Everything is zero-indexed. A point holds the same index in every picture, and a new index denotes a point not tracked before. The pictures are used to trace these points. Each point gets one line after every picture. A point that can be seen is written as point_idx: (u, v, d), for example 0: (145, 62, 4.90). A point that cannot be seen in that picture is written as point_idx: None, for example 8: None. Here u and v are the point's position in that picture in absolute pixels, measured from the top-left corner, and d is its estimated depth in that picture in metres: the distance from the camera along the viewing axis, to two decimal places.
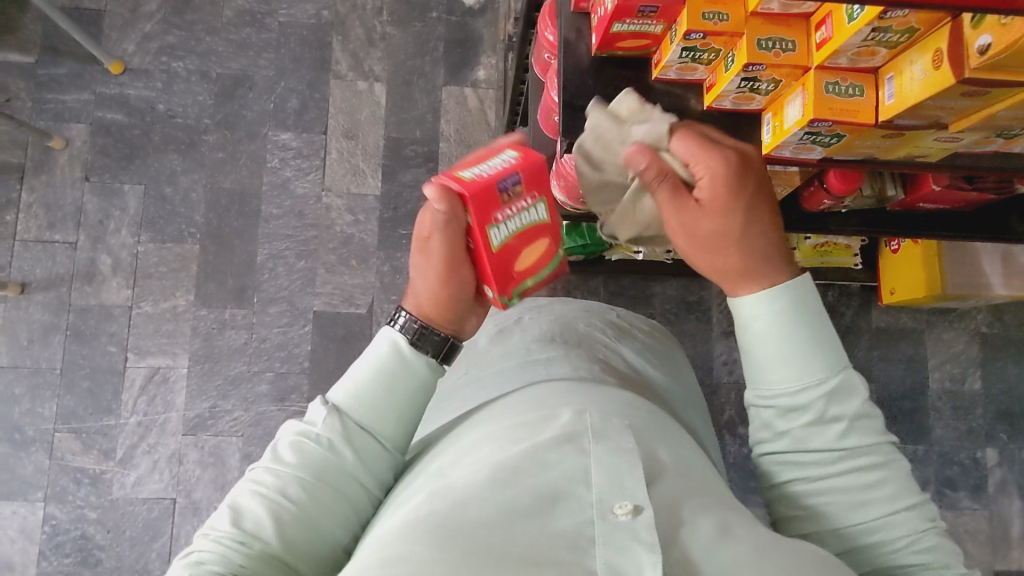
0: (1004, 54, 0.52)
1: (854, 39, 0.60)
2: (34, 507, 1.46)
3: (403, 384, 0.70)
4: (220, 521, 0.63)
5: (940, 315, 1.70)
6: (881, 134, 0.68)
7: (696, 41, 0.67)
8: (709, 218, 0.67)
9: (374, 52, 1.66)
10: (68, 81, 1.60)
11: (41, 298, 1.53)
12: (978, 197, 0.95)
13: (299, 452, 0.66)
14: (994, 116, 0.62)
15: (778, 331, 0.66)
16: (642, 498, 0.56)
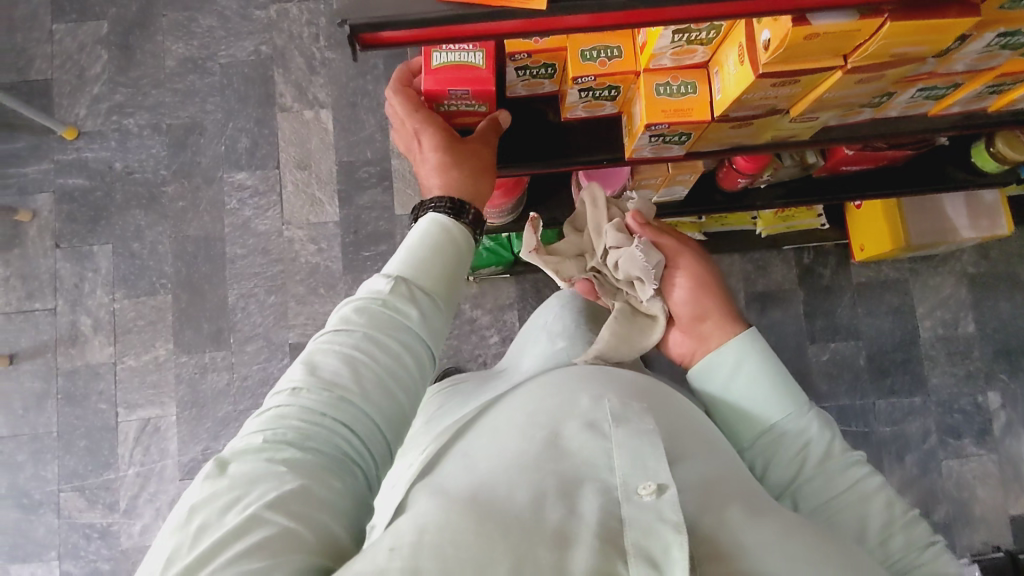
0: (784, 49, 0.52)
1: (662, 43, 0.62)
2: (51, 566, 1.53)
3: (451, 250, 0.72)
4: (294, 374, 0.62)
5: (923, 261, 1.64)
6: (730, 128, 0.70)
7: (523, 60, 0.70)
8: (693, 294, 0.92)
9: (317, 80, 1.67)
10: (28, 154, 1.65)
11: (31, 366, 1.59)
12: (897, 154, 0.94)
13: (370, 313, 0.66)
14: (824, 99, 0.61)
15: (755, 364, 0.86)
16: (665, 477, 0.57)
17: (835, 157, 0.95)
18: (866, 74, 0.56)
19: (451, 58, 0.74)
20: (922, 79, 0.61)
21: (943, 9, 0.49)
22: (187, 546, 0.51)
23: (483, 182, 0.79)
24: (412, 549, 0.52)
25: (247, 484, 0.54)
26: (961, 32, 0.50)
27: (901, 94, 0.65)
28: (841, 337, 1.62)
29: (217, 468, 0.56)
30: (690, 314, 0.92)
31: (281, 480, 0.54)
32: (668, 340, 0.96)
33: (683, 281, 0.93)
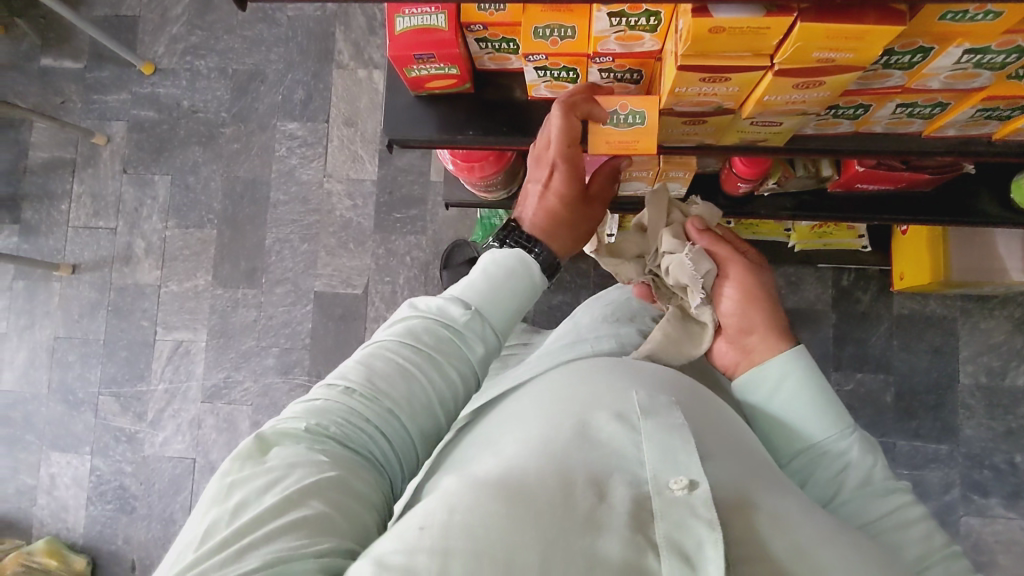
0: (692, 45, 0.56)
1: (601, 25, 0.65)
2: (83, 459, 1.69)
3: (528, 289, 0.71)
4: (347, 372, 0.62)
5: (977, 302, 1.51)
6: (683, 123, 0.73)
7: (481, 31, 0.74)
8: (738, 305, 0.84)
9: (375, 40, 1.71)
10: (109, 83, 1.78)
11: (88, 277, 1.75)
12: (915, 176, 0.90)
13: (436, 335, 0.64)
14: (767, 102, 0.64)
15: (799, 379, 0.79)
16: (697, 473, 0.55)
17: (847, 171, 0.91)
18: (800, 79, 0.58)
19: (416, 23, 0.72)
20: (898, 93, 0.64)
21: (860, 14, 0.51)
22: (224, 520, 0.51)
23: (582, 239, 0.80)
24: (442, 528, 0.50)
25: (285, 470, 0.54)
26: (881, 41, 0.52)
27: (880, 108, 0.68)
28: (869, 369, 1.53)
29: (257, 446, 0.55)
30: (736, 327, 0.84)
31: (318, 469, 0.54)
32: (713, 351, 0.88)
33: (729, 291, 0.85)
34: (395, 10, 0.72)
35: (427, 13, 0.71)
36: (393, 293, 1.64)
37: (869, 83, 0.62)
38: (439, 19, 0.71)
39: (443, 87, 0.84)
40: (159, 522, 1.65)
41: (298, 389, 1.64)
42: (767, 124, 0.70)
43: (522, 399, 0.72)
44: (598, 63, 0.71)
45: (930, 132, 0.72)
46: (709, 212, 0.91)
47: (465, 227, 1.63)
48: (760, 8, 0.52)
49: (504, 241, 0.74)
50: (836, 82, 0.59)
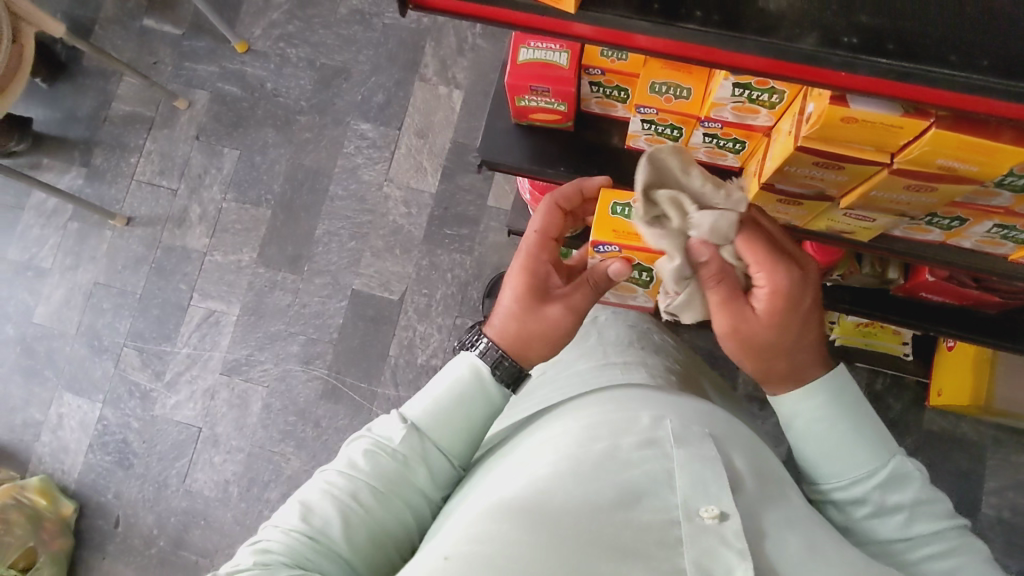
0: (819, 126, 0.57)
1: (722, 92, 0.66)
2: (93, 405, 1.71)
3: (481, 405, 0.73)
4: (290, 514, 0.66)
5: (1012, 434, 1.45)
6: (779, 200, 0.75)
7: (598, 75, 0.77)
8: (766, 329, 0.71)
9: (461, 61, 1.75)
10: (203, 53, 1.85)
11: (140, 232, 1.79)
12: (983, 299, 0.93)
13: (376, 459, 0.69)
14: (870, 195, 0.65)
15: (815, 424, 0.74)
16: (729, 505, 0.55)
17: (916, 279, 0.95)
18: (913, 181, 0.59)
19: (539, 57, 0.76)
20: (999, 213, 0.64)
21: (995, 130, 0.52)
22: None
23: (541, 344, 0.76)
24: (465, 561, 0.53)
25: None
26: (1012, 160, 0.53)
27: (976, 224, 0.68)
28: None
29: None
30: (751, 367, 0.74)
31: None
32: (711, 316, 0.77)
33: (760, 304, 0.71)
34: (520, 41, 0.76)
35: (550, 49, 0.75)
36: (427, 305, 1.65)
37: (976, 199, 0.63)
38: (558, 57, 0.75)
39: (543, 120, 0.87)
40: (152, 484, 1.65)
41: (315, 381, 1.65)
42: (859, 217, 0.72)
43: (555, 415, 0.72)
44: (705, 126, 0.74)
45: (1018, 258, 0.72)
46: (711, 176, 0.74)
47: (511, 256, 1.65)
48: (898, 107, 0.54)
49: (475, 343, 0.75)
50: (947, 190, 0.59)
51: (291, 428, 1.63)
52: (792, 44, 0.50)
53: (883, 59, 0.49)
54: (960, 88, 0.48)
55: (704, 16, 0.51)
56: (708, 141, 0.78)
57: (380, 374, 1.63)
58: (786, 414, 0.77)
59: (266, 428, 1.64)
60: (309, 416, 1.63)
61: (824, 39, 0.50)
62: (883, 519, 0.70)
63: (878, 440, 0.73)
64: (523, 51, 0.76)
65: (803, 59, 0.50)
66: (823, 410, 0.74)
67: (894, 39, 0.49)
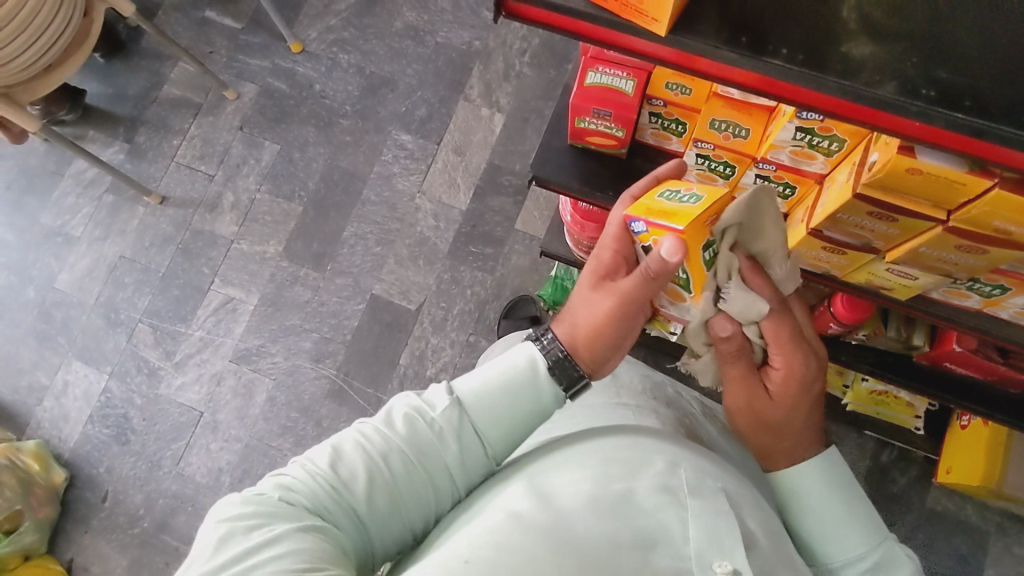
0: (882, 174, 0.58)
1: (784, 135, 0.68)
2: (101, 376, 1.72)
3: (526, 394, 0.71)
4: (325, 452, 0.68)
5: (1016, 523, 1.43)
6: (823, 247, 0.76)
7: (659, 106, 0.80)
8: (776, 408, 0.75)
9: (506, 87, 1.79)
10: (257, 48, 1.90)
11: (171, 212, 1.82)
12: (1008, 374, 0.95)
13: (416, 424, 0.70)
14: (919, 252, 0.66)
15: (809, 501, 0.74)
16: (742, 563, 0.57)
17: (941, 347, 0.97)
18: (965, 241, 0.61)
19: (605, 82, 0.77)
20: None
21: None
22: (209, 550, 0.58)
23: (593, 338, 0.73)
24: (487, 567, 0.55)
25: (260, 521, 0.60)
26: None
27: (1016, 295, 0.70)
28: None
29: (237, 500, 0.63)
30: (753, 440, 0.77)
31: (288, 520, 0.61)
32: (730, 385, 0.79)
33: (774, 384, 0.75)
34: (589, 65, 0.78)
35: (618, 72, 0.77)
36: (443, 319, 1.66)
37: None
38: (626, 82, 0.77)
39: (593, 141, 0.89)
40: (145, 462, 1.64)
41: (322, 380, 1.65)
42: (901, 274, 0.73)
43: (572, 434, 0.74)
44: (759, 167, 0.77)
45: None
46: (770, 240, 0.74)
47: (532, 280, 1.66)
48: (964, 164, 0.55)
49: (539, 336, 0.75)
50: (999, 254, 0.61)
51: (292, 424, 1.63)
52: (870, 89, 0.51)
53: (958, 114, 0.50)
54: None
55: (789, 54, 0.53)
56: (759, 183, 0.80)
57: (387, 381, 1.63)
58: (781, 492, 0.76)
59: (267, 420, 1.64)
60: (312, 414, 1.63)
61: (903, 88, 0.51)
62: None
63: (873, 524, 0.72)
64: (592, 71, 0.78)
65: (879, 105, 0.51)
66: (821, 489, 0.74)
67: (972, 96, 0.50)
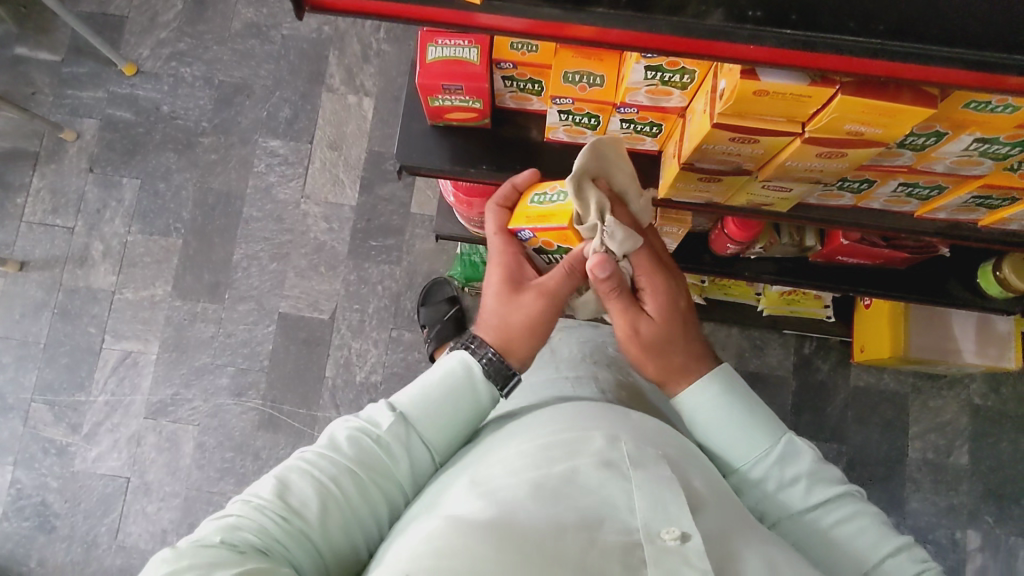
0: (733, 102, 0.58)
1: (636, 76, 0.66)
2: (4, 469, 1.57)
3: (469, 402, 0.74)
4: (262, 490, 0.64)
5: (927, 380, 1.55)
6: (699, 179, 0.76)
7: (510, 69, 0.76)
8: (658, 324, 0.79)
9: (368, 69, 1.71)
10: (86, 79, 1.73)
11: (36, 277, 1.66)
12: (894, 255, 1.01)
13: (361, 446, 0.68)
14: (786, 166, 0.67)
15: (712, 405, 0.77)
16: (689, 525, 0.56)
17: (831, 244, 1.02)
18: (825, 149, 0.61)
19: (448, 54, 0.75)
20: (903, 172, 0.68)
21: (897, 92, 0.54)
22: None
23: (528, 335, 0.78)
24: None
25: (203, 570, 0.53)
26: (912, 119, 0.55)
27: (883, 185, 0.72)
28: (823, 437, 1.53)
29: (170, 553, 0.55)
30: (646, 362, 0.80)
31: (242, 561, 0.55)
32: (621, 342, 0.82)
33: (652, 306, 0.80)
34: (428, 39, 0.75)
35: (463, 45, 0.74)
36: (360, 321, 1.61)
37: (882, 160, 0.67)
38: (472, 53, 0.74)
39: (453, 116, 0.86)
40: (80, 544, 1.53)
41: (249, 412, 1.57)
42: (778, 188, 0.74)
43: (503, 433, 0.73)
44: (621, 112, 0.75)
45: (922, 213, 0.78)
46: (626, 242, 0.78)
47: (441, 261, 1.62)
48: (806, 77, 0.55)
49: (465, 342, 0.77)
50: (857, 154, 0.62)
51: (229, 464, 1.55)
52: (699, 20, 0.49)
53: (787, 30, 0.48)
54: (861, 54, 0.48)
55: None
56: (626, 128, 0.79)
57: (318, 397, 1.57)
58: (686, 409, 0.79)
59: (202, 468, 1.55)
60: (247, 450, 1.55)
61: (730, 13, 0.49)
62: (792, 490, 0.73)
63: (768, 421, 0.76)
64: (436, 49, 0.75)
65: (712, 34, 0.50)
66: (716, 405, 0.77)
67: (797, 9, 0.49)
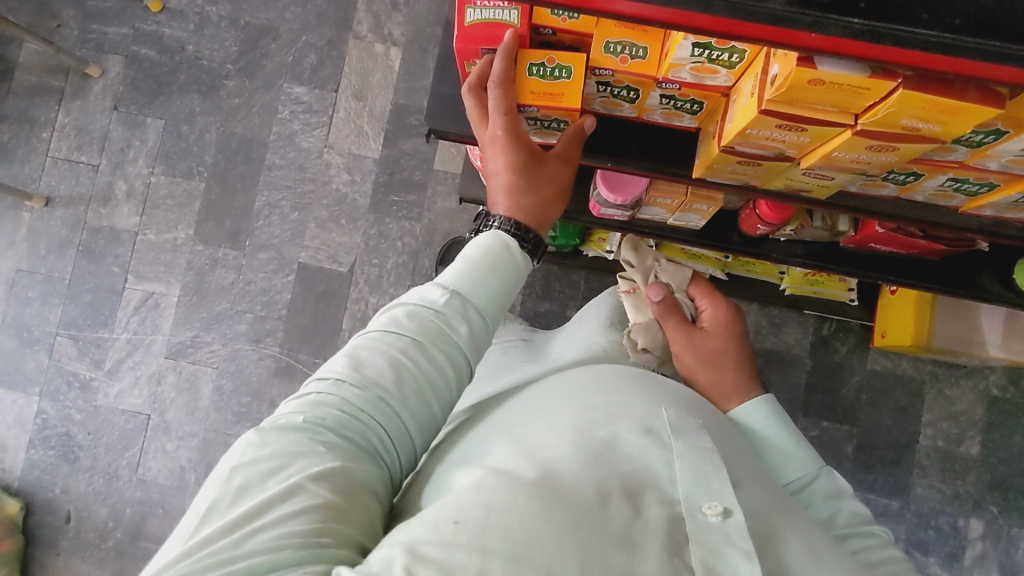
0: (783, 90, 0.55)
1: (681, 53, 0.63)
2: (30, 400, 1.62)
3: (511, 272, 0.71)
4: (336, 364, 0.63)
5: (946, 368, 1.53)
6: (737, 162, 0.73)
7: (549, 36, 0.73)
8: (715, 340, 0.99)
9: (396, 17, 1.66)
10: (112, 14, 1.70)
11: (61, 213, 1.67)
12: (929, 246, 0.98)
13: (422, 320, 0.65)
14: (832, 156, 0.64)
15: (770, 425, 0.88)
16: (731, 500, 0.55)
17: (866, 231, 0.99)
18: (875, 142, 0.59)
19: (487, 17, 0.72)
20: (953, 168, 0.66)
21: (962, 90, 0.51)
22: (225, 503, 0.52)
23: (548, 212, 0.77)
24: (477, 527, 0.50)
25: (284, 459, 0.55)
26: (974, 119, 0.52)
27: (930, 179, 0.70)
28: (834, 418, 1.53)
29: (256, 437, 0.56)
30: (701, 373, 0.97)
31: (321, 457, 0.56)
32: (680, 358, 1.00)
33: (707, 324, 1.02)
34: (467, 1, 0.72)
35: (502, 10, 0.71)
36: (378, 276, 1.61)
37: (933, 154, 0.64)
38: (510, 19, 0.71)
39: None
40: (101, 476, 1.58)
41: (266, 360, 1.60)
42: (818, 176, 0.72)
43: (544, 397, 0.76)
44: (662, 87, 0.72)
45: (967, 209, 0.75)
46: (677, 276, 1.08)
47: (462, 221, 1.61)
48: (865, 69, 0.52)
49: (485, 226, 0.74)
50: (908, 149, 0.59)
51: (245, 409, 1.58)
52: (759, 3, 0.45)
53: (852, 19, 0.45)
54: (931, 49, 0.45)
55: None
56: (665, 103, 0.76)
57: (334, 349, 1.59)
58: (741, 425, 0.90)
59: (219, 410, 1.59)
60: (263, 395, 1.58)
61: None
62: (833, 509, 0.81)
63: (814, 456, 0.86)
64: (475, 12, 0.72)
65: (769, 20, 0.46)
66: (767, 423, 0.89)
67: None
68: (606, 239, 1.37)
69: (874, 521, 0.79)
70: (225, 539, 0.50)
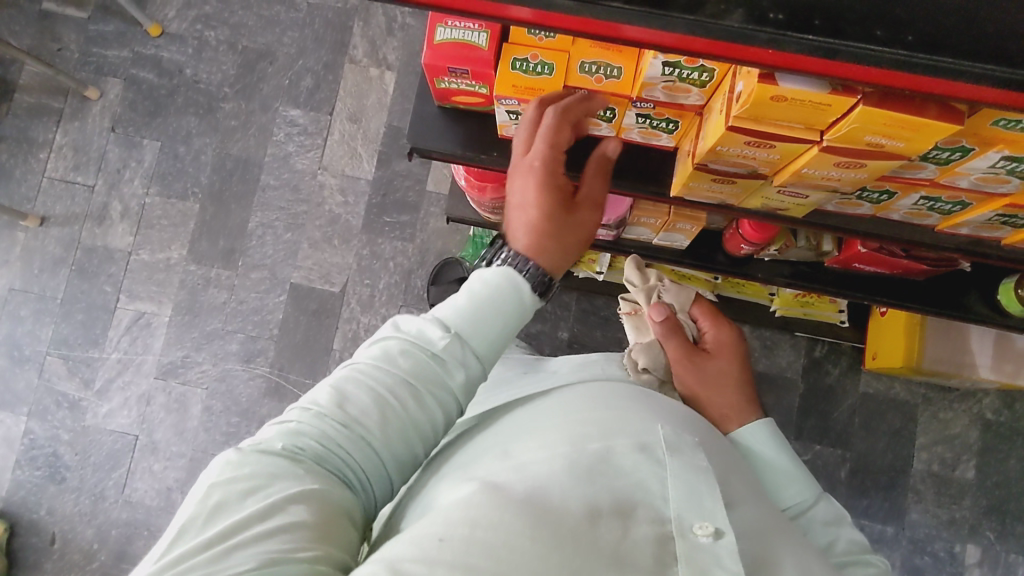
0: (749, 107, 0.56)
1: (653, 72, 0.65)
2: (18, 419, 1.61)
3: (514, 316, 0.65)
4: (321, 396, 0.60)
5: (939, 391, 1.52)
6: (714, 180, 0.74)
7: None
8: (716, 361, 0.98)
9: (391, 41, 1.69)
10: (112, 38, 1.73)
11: (57, 232, 1.68)
12: (913, 265, 0.98)
13: (415, 361, 0.62)
14: (803, 172, 0.65)
15: (772, 446, 0.87)
16: (723, 522, 0.54)
17: (849, 251, 1.00)
18: (845, 158, 0.60)
19: (456, 37, 0.75)
20: (926, 185, 0.66)
21: (923, 106, 0.52)
22: (199, 523, 0.51)
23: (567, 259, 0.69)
24: (462, 543, 0.50)
25: (261, 487, 0.53)
26: (938, 134, 0.53)
27: (904, 197, 0.70)
28: (828, 441, 1.51)
29: (234, 458, 0.55)
30: (704, 396, 0.95)
31: (300, 485, 0.54)
32: (680, 379, 0.98)
33: (708, 345, 1.02)
34: (438, 20, 0.75)
35: (470, 30, 0.74)
36: (371, 296, 1.61)
37: (904, 172, 0.64)
38: (477, 37, 0.74)
39: (471, 102, 0.87)
40: (88, 496, 1.57)
41: (256, 379, 1.59)
42: (794, 194, 0.72)
43: (534, 411, 0.74)
44: (638, 106, 0.74)
45: (944, 227, 0.76)
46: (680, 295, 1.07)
47: (454, 242, 1.61)
48: (826, 85, 0.52)
49: (493, 259, 0.67)
50: (877, 166, 0.60)
51: (234, 429, 1.57)
52: (716, 21, 0.46)
53: (809, 35, 0.45)
54: (887, 65, 0.46)
55: None
56: (642, 122, 0.78)
57: (325, 369, 1.58)
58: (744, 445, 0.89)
59: (208, 431, 1.58)
60: (252, 416, 1.57)
61: (751, 15, 0.46)
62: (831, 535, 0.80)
63: (812, 481, 0.85)
64: (445, 34, 0.75)
65: (729, 36, 0.47)
66: (769, 445, 0.88)
67: (822, 13, 0.46)
68: (596, 260, 1.38)
69: (871, 549, 0.79)
70: (198, 558, 0.49)
